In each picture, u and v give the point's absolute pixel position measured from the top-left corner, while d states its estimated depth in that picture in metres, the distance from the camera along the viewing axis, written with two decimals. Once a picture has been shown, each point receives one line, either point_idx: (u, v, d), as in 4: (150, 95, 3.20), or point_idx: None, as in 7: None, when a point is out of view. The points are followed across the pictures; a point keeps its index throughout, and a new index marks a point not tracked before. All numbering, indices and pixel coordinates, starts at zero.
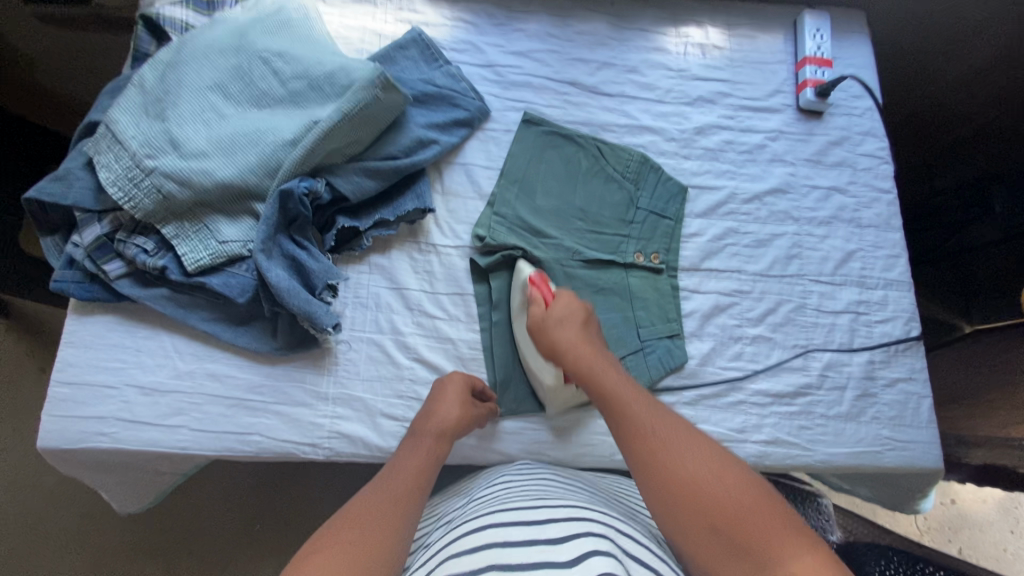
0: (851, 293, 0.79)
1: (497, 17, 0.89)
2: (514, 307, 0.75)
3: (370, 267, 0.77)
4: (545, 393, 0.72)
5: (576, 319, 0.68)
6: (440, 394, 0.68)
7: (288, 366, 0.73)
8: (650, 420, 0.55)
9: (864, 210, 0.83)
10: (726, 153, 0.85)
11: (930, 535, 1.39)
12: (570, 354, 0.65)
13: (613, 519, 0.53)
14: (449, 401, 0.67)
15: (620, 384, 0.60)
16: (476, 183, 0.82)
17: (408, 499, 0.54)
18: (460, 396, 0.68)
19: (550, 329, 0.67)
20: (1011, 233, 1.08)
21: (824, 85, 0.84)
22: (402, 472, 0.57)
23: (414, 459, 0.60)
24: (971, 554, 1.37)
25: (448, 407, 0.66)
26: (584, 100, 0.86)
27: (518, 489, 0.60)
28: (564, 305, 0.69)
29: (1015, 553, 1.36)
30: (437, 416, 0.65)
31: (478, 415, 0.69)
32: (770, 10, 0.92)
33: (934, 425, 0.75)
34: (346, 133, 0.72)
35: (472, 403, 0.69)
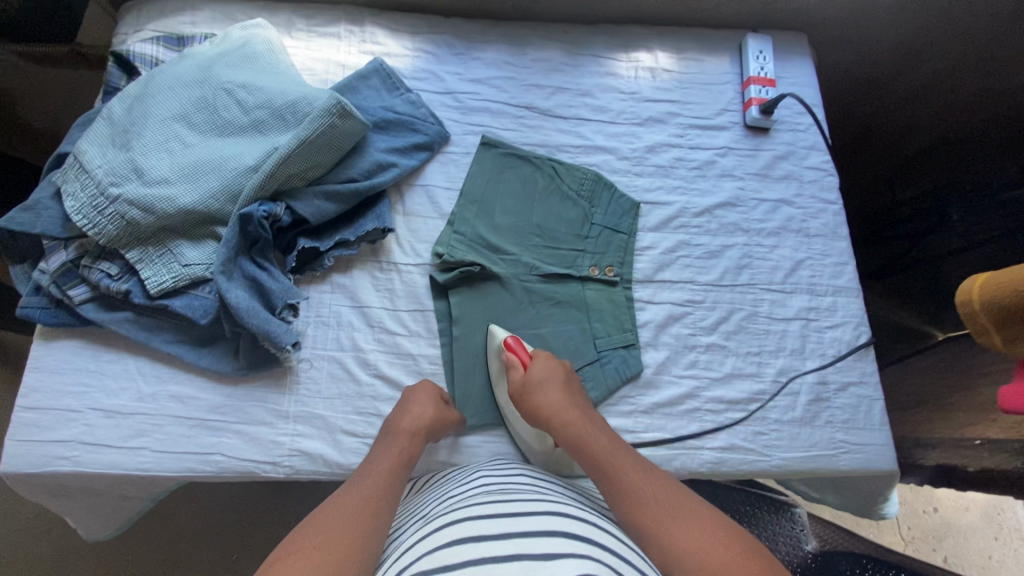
0: (800, 299, 0.82)
1: (456, 47, 0.93)
2: (494, 372, 0.77)
3: (332, 286, 0.79)
4: (537, 455, 0.74)
5: (558, 379, 0.71)
6: (409, 397, 0.70)
7: (249, 385, 0.75)
8: (632, 475, 0.59)
9: (811, 220, 0.86)
10: (677, 169, 0.88)
11: (915, 545, 1.38)
12: (555, 413, 0.68)
13: (586, 514, 0.55)
14: (420, 404, 0.69)
15: (606, 443, 0.64)
16: (437, 204, 0.85)
17: (379, 502, 0.56)
18: (432, 400, 0.70)
19: (532, 390, 0.70)
20: (973, 239, 1.17)
21: (767, 103, 0.88)
22: (375, 478, 0.60)
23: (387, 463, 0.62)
24: (956, 562, 1.36)
25: (420, 407, 0.68)
26: (540, 123, 0.90)
27: (490, 484, 0.62)
28: (543, 367, 0.72)
29: (1000, 560, 1.36)
30: (412, 415, 0.67)
31: (450, 417, 0.71)
32: (717, 35, 0.97)
33: (887, 427, 0.77)
34: (305, 159, 0.74)
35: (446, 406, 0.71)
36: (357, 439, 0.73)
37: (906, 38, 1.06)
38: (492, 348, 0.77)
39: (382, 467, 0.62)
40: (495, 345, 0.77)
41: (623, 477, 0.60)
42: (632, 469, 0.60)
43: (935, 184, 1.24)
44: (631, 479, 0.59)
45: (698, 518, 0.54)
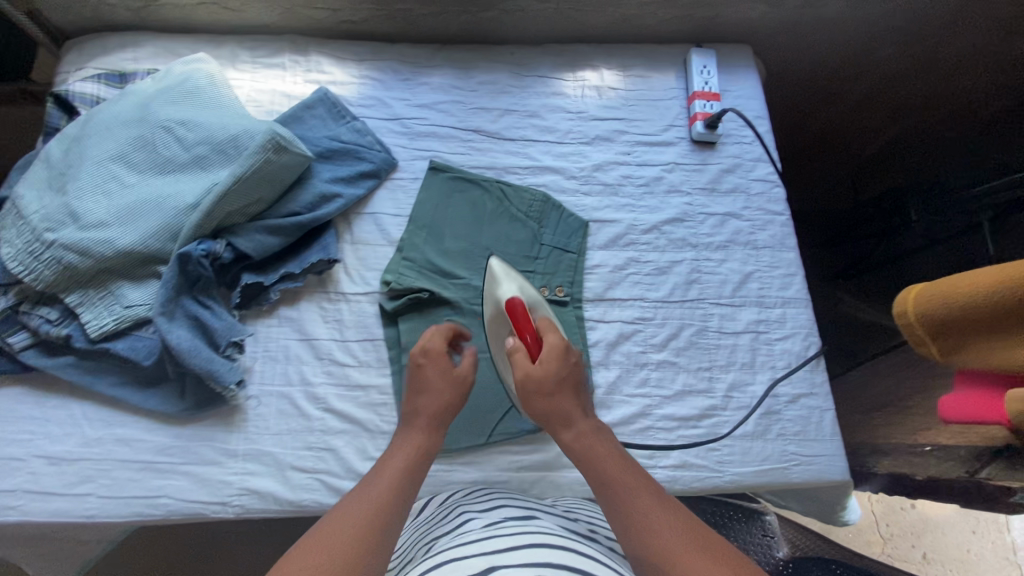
0: (749, 313, 0.82)
1: (402, 73, 0.93)
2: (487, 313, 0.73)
3: (279, 320, 0.78)
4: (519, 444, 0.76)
5: (569, 380, 0.59)
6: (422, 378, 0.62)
7: (197, 425, 0.74)
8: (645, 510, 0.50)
9: (759, 232, 0.86)
10: (625, 187, 0.89)
11: (894, 543, 1.38)
12: (561, 424, 0.58)
13: (570, 541, 0.55)
14: (436, 387, 0.62)
15: (616, 466, 0.55)
16: (386, 231, 0.84)
17: (387, 522, 0.49)
18: (451, 386, 0.63)
19: (529, 395, 0.59)
20: (935, 240, 1.20)
21: (710, 117, 0.89)
22: (385, 481, 0.53)
23: (401, 464, 0.55)
24: (936, 559, 1.36)
25: (438, 390, 0.62)
26: (488, 146, 0.90)
27: (470, 519, 0.61)
28: (547, 364, 0.59)
29: (978, 553, 1.36)
30: (429, 399, 0.61)
31: (464, 389, 0.63)
32: (662, 50, 0.98)
33: (838, 437, 0.77)
34: (245, 194, 0.74)
35: (458, 378, 0.63)
36: (308, 474, 0.73)
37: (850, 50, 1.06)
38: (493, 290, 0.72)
39: (397, 468, 0.55)
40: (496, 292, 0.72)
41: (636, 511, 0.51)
42: (647, 500, 0.51)
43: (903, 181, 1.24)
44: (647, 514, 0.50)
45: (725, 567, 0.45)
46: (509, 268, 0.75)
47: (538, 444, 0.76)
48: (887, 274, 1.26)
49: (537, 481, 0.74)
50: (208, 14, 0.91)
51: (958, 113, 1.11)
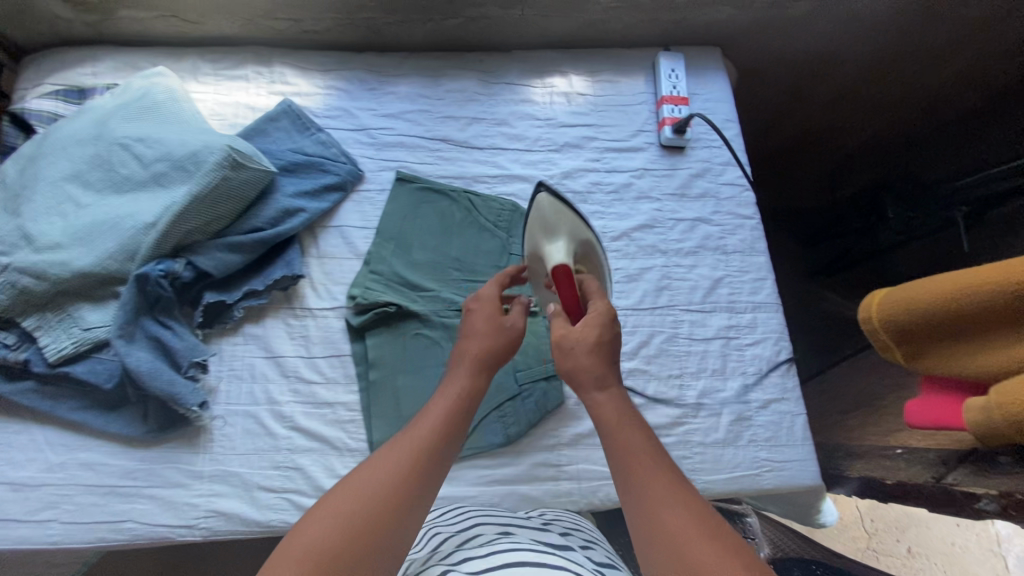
0: (720, 318, 0.82)
1: (368, 82, 0.92)
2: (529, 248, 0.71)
3: (244, 338, 0.77)
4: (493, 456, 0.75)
5: (608, 345, 0.56)
6: (472, 325, 0.61)
7: (162, 448, 0.73)
8: (664, 502, 0.44)
9: (729, 237, 0.86)
10: (594, 194, 0.88)
11: (879, 538, 1.21)
12: (589, 390, 0.54)
13: (545, 555, 0.53)
14: (480, 333, 0.60)
15: (639, 448, 0.49)
16: (352, 244, 0.83)
17: (421, 468, 0.48)
18: (495, 335, 0.60)
19: (562, 355, 0.56)
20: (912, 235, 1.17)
21: (679, 122, 0.88)
22: (426, 424, 0.52)
23: (442, 411, 0.53)
24: (923, 553, 1.16)
25: (486, 334, 0.60)
26: (456, 155, 0.89)
27: (446, 540, 0.60)
28: (586, 326, 0.57)
29: (968, 553, 1.13)
30: (477, 346, 0.59)
31: (513, 340, 0.60)
32: (631, 54, 0.97)
33: (809, 442, 0.77)
34: (203, 214, 0.73)
35: (503, 325, 0.61)
36: (274, 494, 0.72)
37: (814, 55, 1.06)
38: (539, 233, 0.68)
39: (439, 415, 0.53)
40: (543, 241, 0.68)
41: (653, 500, 0.45)
42: (668, 490, 0.45)
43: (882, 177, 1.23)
44: (664, 507, 0.44)
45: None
46: (564, 211, 0.68)
47: (508, 458, 0.75)
48: (866, 271, 1.26)
49: (507, 494, 0.73)
50: (167, 27, 0.90)
51: (936, 103, 1.09)
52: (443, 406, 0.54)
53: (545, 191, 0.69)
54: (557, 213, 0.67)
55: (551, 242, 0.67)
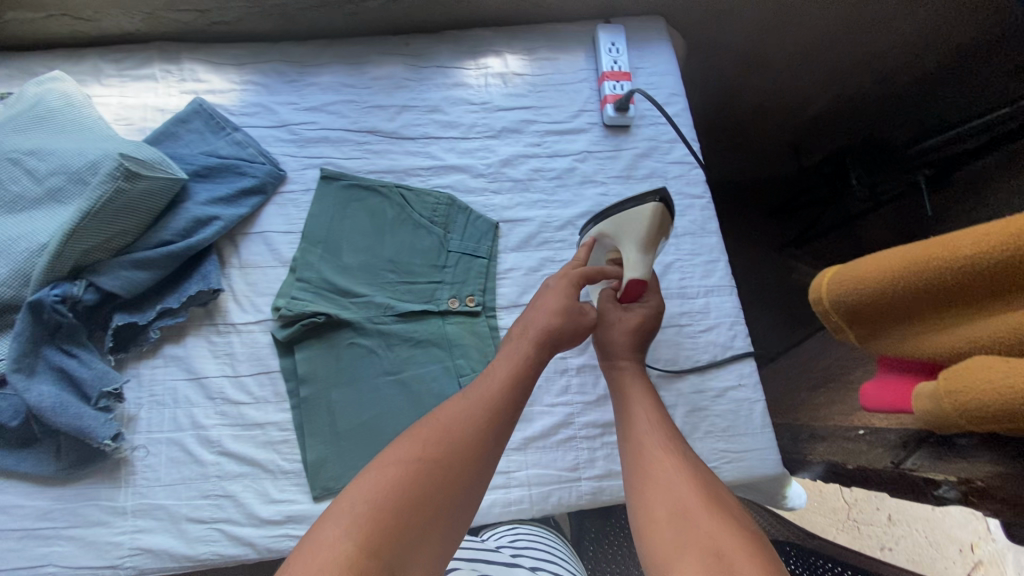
0: (671, 305, 0.78)
1: (288, 74, 0.86)
2: (608, 226, 0.65)
3: (164, 359, 0.72)
4: None
5: (643, 326, 0.65)
6: (543, 300, 0.63)
7: (79, 484, 0.67)
8: (656, 456, 0.51)
9: (678, 218, 0.81)
10: (535, 181, 0.83)
11: (860, 508, 1.12)
12: (614, 357, 0.64)
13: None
14: (545, 308, 0.61)
15: (646, 414, 0.57)
16: (276, 250, 0.77)
17: (491, 415, 0.52)
18: (558, 310, 0.61)
19: (604, 327, 0.65)
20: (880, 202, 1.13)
21: (620, 99, 0.83)
22: (491, 386, 0.55)
23: (506, 376, 0.56)
24: (902, 519, 1.09)
25: (549, 302, 0.62)
26: (385, 148, 0.83)
27: None
28: (638, 315, 0.65)
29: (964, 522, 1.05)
30: (538, 323, 0.60)
31: (582, 327, 0.62)
32: (570, 29, 0.91)
33: (770, 429, 0.73)
34: (98, 230, 0.66)
35: (577, 310, 0.62)
36: (204, 526, 0.66)
37: (762, 24, 0.99)
38: (631, 231, 0.63)
39: (502, 378, 0.56)
40: (630, 243, 0.63)
41: (647, 454, 0.52)
42: (661, 446, 0.52)
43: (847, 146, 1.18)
44: (658, 461, 0.51)
45: (727, 518, 0.44)
46: (663, 221, 0.62)
47: None
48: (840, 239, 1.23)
49: None
50: (60, 26, 0.82)
51: (898, 66, 1.03)
52: (505, 370, 0.57)
53: (660, 201, 0.61)
54: (660, 228, 0.62)
55: (640, 244, 0.63)
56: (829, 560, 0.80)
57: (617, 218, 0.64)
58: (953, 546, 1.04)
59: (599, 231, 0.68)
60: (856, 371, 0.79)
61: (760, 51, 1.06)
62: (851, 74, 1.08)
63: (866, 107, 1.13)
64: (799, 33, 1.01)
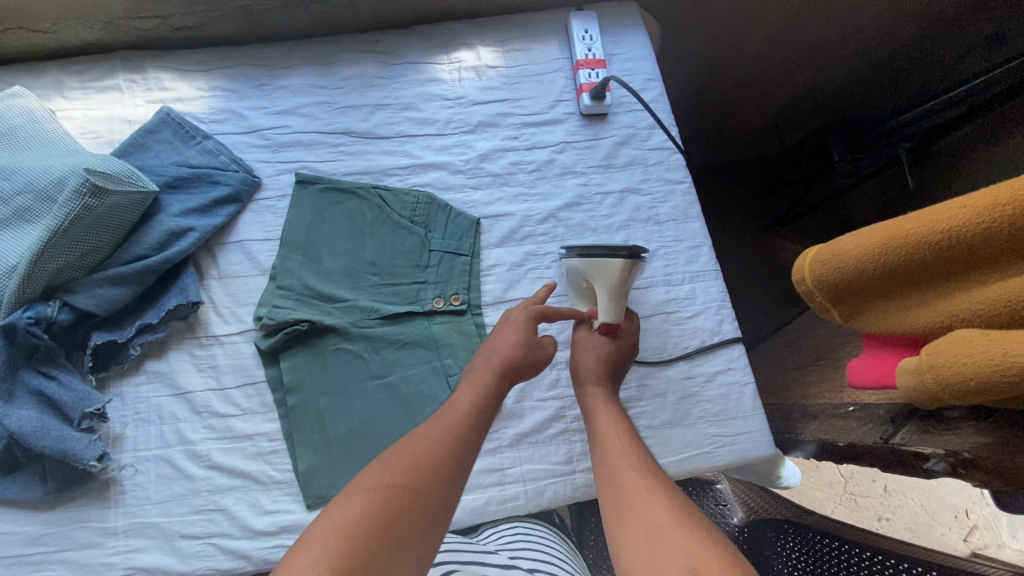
0: (657, 293, 0.77)
1: (257, 79, 0.84)
2: (579, 267, 0.63)
3: (147, 376, 0.70)
4: None
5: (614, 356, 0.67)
6: (506, 328, 0.64)
7: (68, 507, 0.66)
8: (629, 476, 0.50)
9: (660, 205, 0.81)
10: (515, 175, 0.82)
11: (855, 481, 1.13)
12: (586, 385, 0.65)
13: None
14: (506, 340, 0.63)
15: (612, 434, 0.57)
16: (255, 259, 0.76)
17: (459, 442, 0.52)
18: (519, 340, 0.62)
19: (580, 352, 0.68)
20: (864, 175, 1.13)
21: (596, 87, 0.82)
22: (454, 413, 0.55)
23: (469, 402, 0.57)
24: (897, 490, 1.10)
25: (509, 333, 0.64)
26: (361, 149, 0.82)
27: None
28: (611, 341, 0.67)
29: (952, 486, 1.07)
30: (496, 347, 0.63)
31: (540, 359, 0.64)
32: (542, 18, 0.90)
33: (761, 411, 0.73)
34: (68, 248, 0.64)
35: (536, 343, 0.64)
36: (198, 541, 0.66)
37: (738, 6, 0.98)
38: (604, 276, 0.61)
39: (464, 405, 0.56)
40: (603, 289, 0.62)
41: (620, 475, 0.51)
42: (633, 467, 0.51)
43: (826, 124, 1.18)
44: (628, 475, 0.50)
45: (704, 530, 0.42)
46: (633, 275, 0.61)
47: None
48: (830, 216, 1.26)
49: None
50: (17, 40, 0.80)
51: (874, 40, 1.02)
52: (468, 398, 0.57)
53: (630, 257, 0.59)
54: (632, 278, 0.62)
55: (613, 292, 0.62)
56: (823, 535, 0.80)
57: (589, 262, 0.61)
58: (947, 512, 1.05)
59: (571, 266, 0.65)
60: (843, 349, 0.79)
61: (739, 32, 1.05)
62: (827, 51, 1.07)
63: (841, 83, 1.13)
64: (776, 13, 1.00)
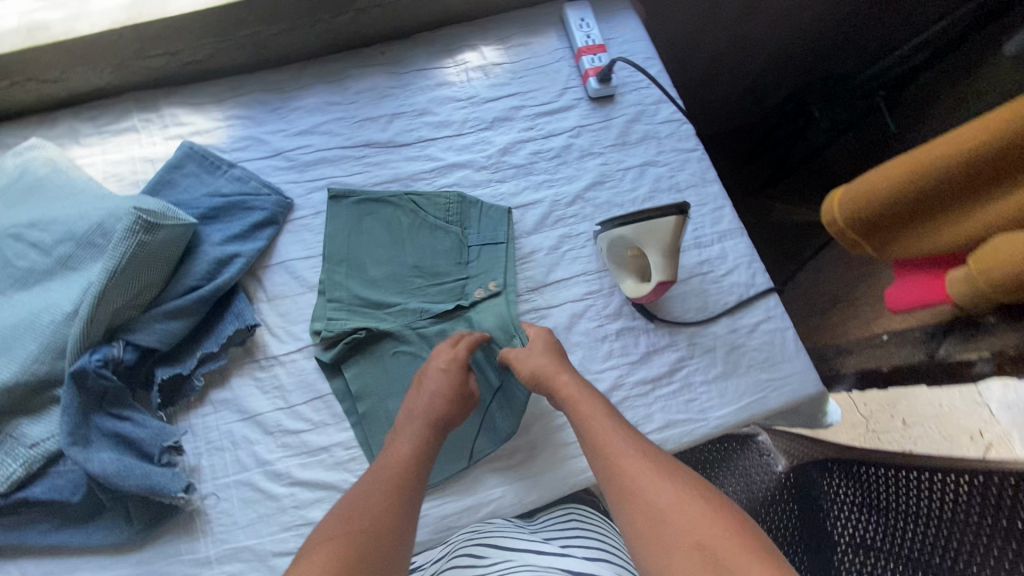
0: (690, 257, 0.81)
1: (271, 103, 0.85)
2: (629, 233, 0.68)
3: (213, 405, 0.71)
4: (515, 454, 0.72)
5: (553, 352, 0.68)
6: (422, 385, 0.66)
7: (156, 545, 0.66)
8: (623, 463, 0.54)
9: (678, 173, 0.85)
10: (537, 163, 0.85)
11: (875, 421, 1.18)
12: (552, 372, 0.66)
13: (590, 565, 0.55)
14: (439, 393, 0.65)
15: (591, 415, 0.60)
16: (301, 277, 0.77)
17: (399, 499, 0.54)
18: (443, 393, 0.65)
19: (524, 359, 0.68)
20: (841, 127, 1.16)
21: (602, 71, 0.86)
22: (393, 466, 0.58)
23: (407, 451, 0.60)
24: (915, 422, 1.14)
25: (432, 382, 0.66)
26: (385, 158, 0.84)
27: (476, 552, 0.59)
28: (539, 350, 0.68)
29: (953, 406, 1.13)
30: (421, 394, 0.65)
31: (466, 403, 0.67)
32: (536, 13, 0.93)
33: (803, 352, 0.77)
34: (126, 287, 0.65)
35: (466, 396, 0.67)
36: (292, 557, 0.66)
37: None
38: (654, 239, 0.66)
39: (401, 454, 0.59)
40: (654, 250, 0.67)
41: (616, 468, 0.54)
42: (627, 450, 0.55)
43: (803, 85, 1.29)
44: (617, 455, 0.55)
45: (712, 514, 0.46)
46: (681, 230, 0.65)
47: (523, 450, 0.73)
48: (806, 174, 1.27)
49: (532, 486, 0.71)
50: (26, 93, 0.79)
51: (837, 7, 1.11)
52: (404, 449, 0.60)
53: (679, 213, 0.64)
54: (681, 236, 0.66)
55: (663, 252, 0.67)
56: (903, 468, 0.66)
57: (638, 226, 0.67)
58: (964, 436, 1.09)
59: (619, 235, 0.69)
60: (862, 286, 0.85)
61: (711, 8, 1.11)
62: (800, 11, 1.13)
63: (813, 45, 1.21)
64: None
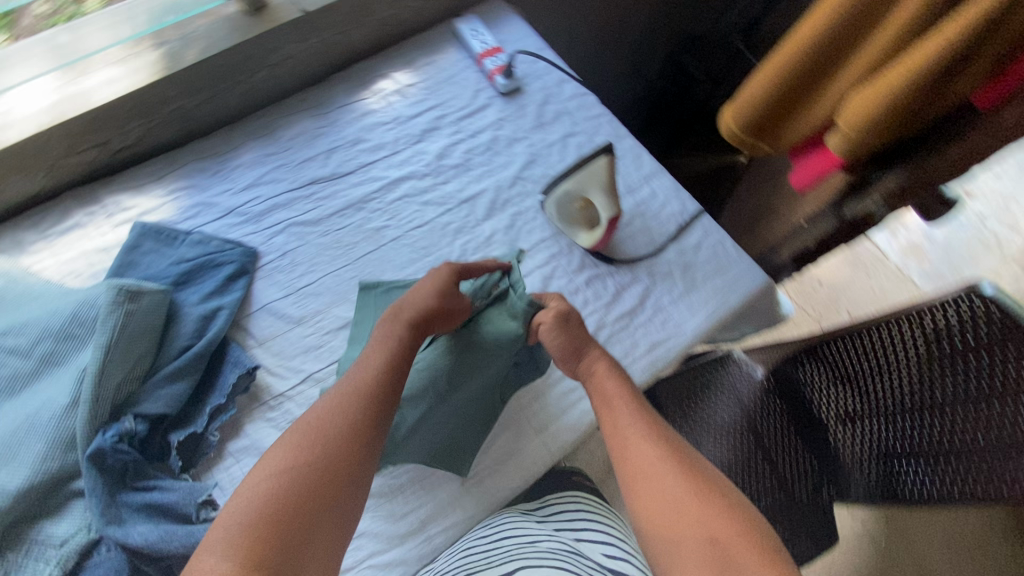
0: (627, 203, 0.92)
1: (210, 168, 0.89)
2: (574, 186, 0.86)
3: (234, 456, 0.72)
4: (530, 415, 0.77)
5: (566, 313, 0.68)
6: (416, 289, 0.67)
7: None
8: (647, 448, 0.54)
9: (595, 136, 0.96)
10: (472, 159, 0.93)
11: (826, 319, 1.29)
12: (578, 349, 0.66)
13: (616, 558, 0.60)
14: (427, 297, 0.66)
15: (615, 400, 0.60)
16: (285, 314, 0.80)
17: (360, 415, 0.55)
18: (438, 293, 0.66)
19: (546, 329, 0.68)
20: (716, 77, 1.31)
21: (505, 67, 0.96)
22: (364, 381, 0.58)
23: (377, 363, 0.60)
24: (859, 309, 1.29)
25: (424, 286, 0.67)
26: (333, 189, 0.89)
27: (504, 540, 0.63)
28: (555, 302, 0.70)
29: (884, 287, 1.32)
30: (412, 301, 0.66)
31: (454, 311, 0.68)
32: (431, 35, 1.03)
33: (744, 253, 0.88)
34: (122, 361, 0.67)
35: (452, 301, 0.68)
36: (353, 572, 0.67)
37: None
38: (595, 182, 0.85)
39: (372, 367, 0.60)
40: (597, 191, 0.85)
41: (635, 451, 0.55)
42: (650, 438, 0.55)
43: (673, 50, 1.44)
44: (637, 440, 0.55)
45: (722, 506, 0.48)
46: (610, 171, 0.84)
47: (537, 407, 0.78)
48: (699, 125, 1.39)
49: (555, 437, 0.76)
50: None
51: None
52: (377, 359, 0.61)
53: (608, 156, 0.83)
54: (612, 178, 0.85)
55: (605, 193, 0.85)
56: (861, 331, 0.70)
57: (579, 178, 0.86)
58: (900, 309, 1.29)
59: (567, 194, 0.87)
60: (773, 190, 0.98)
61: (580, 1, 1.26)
62: None
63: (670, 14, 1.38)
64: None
